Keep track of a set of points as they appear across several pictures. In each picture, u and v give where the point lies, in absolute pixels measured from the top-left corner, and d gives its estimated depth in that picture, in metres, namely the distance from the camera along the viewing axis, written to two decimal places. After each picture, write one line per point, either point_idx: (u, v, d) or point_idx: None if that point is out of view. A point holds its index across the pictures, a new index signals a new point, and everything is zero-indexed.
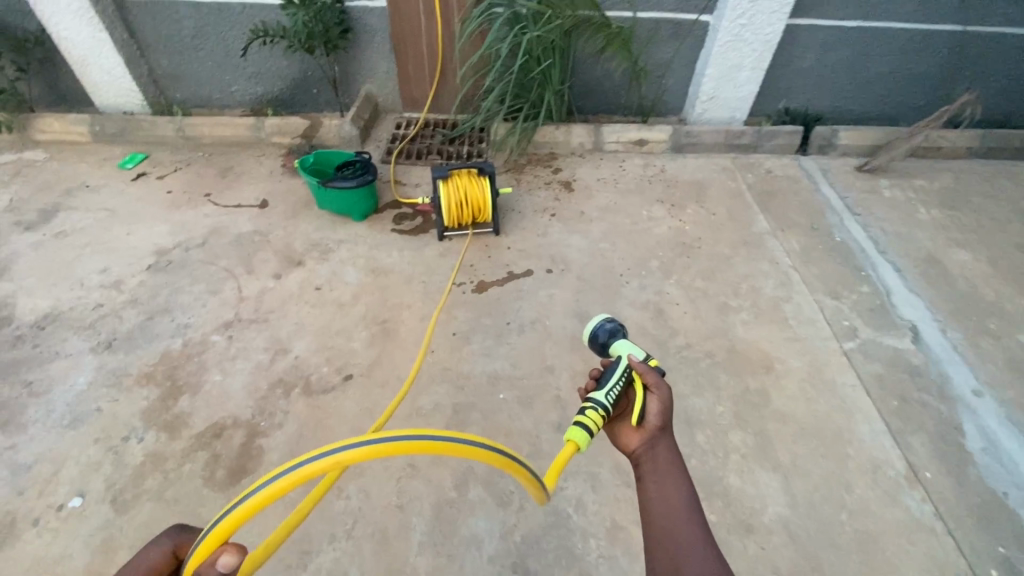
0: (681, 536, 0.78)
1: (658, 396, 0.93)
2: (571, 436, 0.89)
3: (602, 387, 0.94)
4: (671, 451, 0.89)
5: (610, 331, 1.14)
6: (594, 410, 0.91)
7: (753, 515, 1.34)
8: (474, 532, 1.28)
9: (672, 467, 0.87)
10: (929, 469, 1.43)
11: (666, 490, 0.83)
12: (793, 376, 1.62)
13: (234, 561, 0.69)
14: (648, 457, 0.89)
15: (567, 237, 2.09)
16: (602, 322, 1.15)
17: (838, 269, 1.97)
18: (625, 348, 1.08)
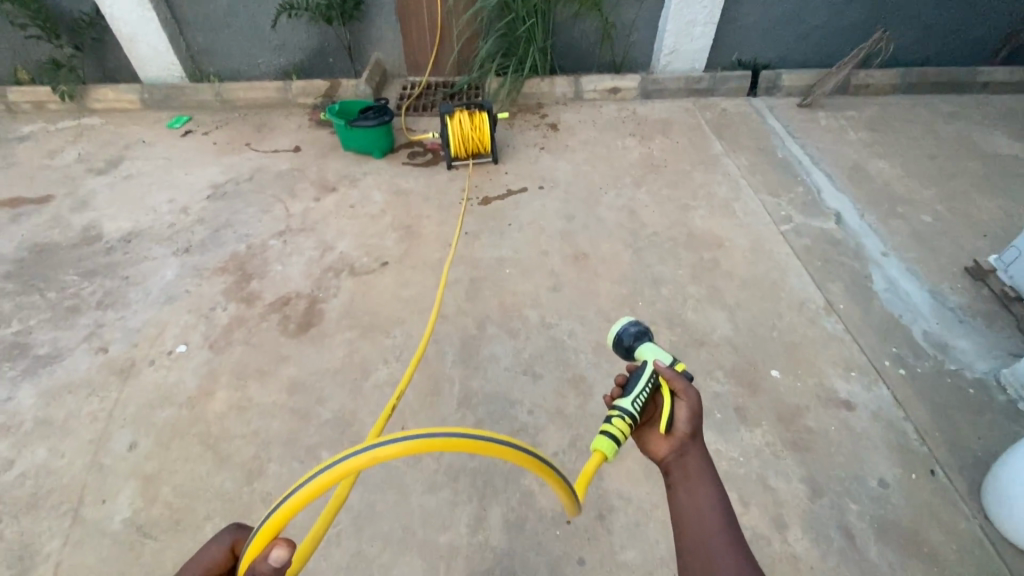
0: (715, 545, 0.77)
1: (686, 403, 0.89)
2: (597, 446, 0.89)
3: (628, 394, 0.92)
4: (702, 459, 0.86)
5: (635, 334, 1.06)
6: (621, 418, 0.89)
7: (705, 335, 1.74)
8: (492, 354, 1.69)
9: (703, 475, 0.84)
10: (842, 302, 1.84)
11: (698, 498, 0.82)
12: (738, 249, 2.04)
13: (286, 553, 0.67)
14: (678, 465, 0.86)
15: (555, 163, 2.49)
16: (627, 324, 1.08)
17: (779, 176, 2.39)
18: (651, 351, 1.02)
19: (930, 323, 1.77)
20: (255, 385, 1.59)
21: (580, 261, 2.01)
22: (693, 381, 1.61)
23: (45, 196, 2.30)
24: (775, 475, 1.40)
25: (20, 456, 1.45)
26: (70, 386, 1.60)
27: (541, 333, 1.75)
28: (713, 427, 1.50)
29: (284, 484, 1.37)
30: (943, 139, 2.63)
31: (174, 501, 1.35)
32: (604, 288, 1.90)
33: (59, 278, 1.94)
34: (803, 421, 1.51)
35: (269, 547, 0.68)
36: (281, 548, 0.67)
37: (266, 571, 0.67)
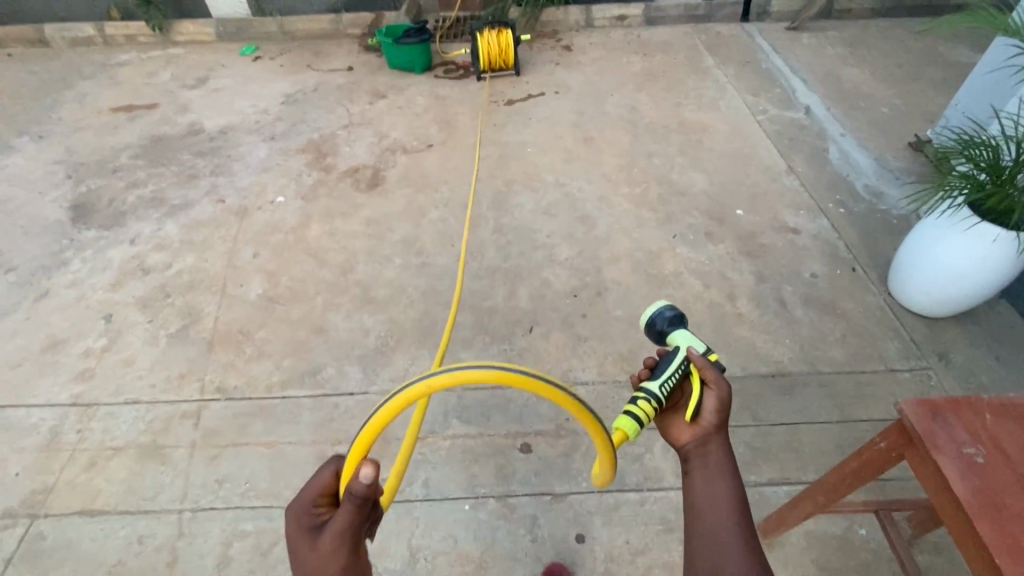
0: (726, 544, 0.71)
1: (716, 393, 0.83)
2: (619, 426, 0.81)
3: (657, 377, 0.85)
4: (725, 452, 0.80)
5: (670, 319, 0.99)
6: (646, 401, 0.82)
7: (687, 189, 2.20)
8: (518, 202, 2.17)
9: (724, 469, 0.79)
10: (801, 167, 2.27)
11: (714, 490, 0.76)
12: (719, 132, 2.48)
13: (372, 471, 0.60)
14: (698, 455, 0.81)
15: (569, 75, 2.93)
16: (664, 306, 1.01)
17: (760, 82, 2.80)
18: (685, 337, 0.94)
19: (870, 179, 2.20)
20: (340, 221, 2.10)
21: (589, 142, 2.46)
22: (673, 217, 2.08)
23: (153, 103, 2.83)
24: (732, 270, 1.87)
25: (176, 261, 1.97)
26: (202, 221, 2.13)
27: (557, 189, 2.23)
28: (687, 244, 1.97)
29: (370, 275, 1.89)
30: (911, 52, 2.99)
31: (292, 284, 1.87)
32: (607, 160, 2.36)
33: (178, 158, 2.46)
34: (758, 240, 1.97)
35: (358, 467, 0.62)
36: (370, 465, 0.61)
37: (359, 490, 0.60)
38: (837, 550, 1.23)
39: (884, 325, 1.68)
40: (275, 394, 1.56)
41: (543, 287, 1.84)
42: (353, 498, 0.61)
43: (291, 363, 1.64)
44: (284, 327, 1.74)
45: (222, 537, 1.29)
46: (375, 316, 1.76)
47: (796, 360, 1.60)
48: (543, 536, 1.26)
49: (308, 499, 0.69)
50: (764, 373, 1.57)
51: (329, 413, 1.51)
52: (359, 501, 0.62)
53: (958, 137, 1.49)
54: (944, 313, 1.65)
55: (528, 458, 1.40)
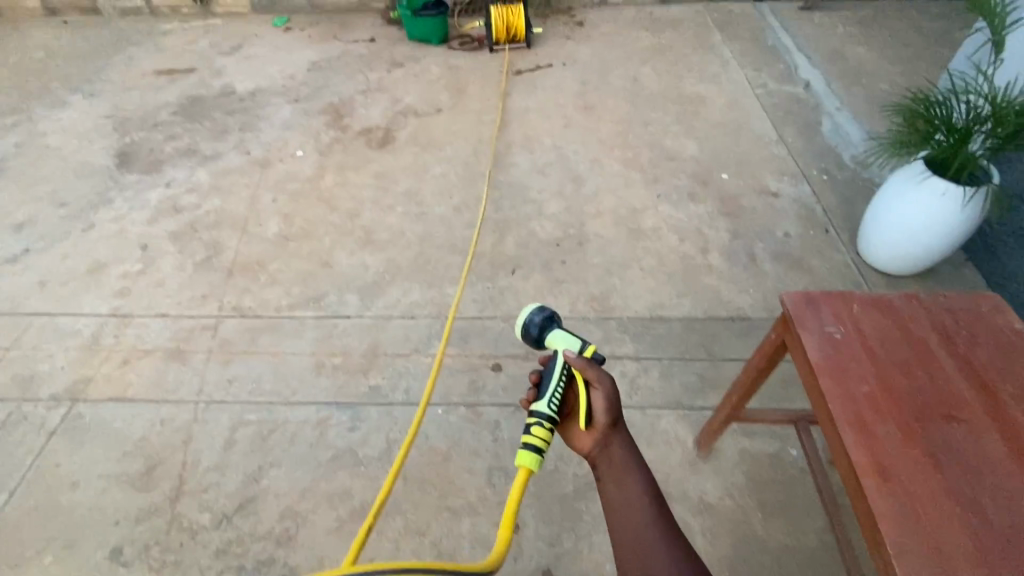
0: (647, 536, 0.86)
1: (602, 393, 0.94)
2: (521, 463, 0.87)
3: (543, 397, 0.92)
4: (624, 446, 0.94)
5: (541, 321, 1.04)
6: (540, 425, 0.89)
7: (677, 154, 2.31)
8: (515, 162, 2.32)
9: (628, 463, 0.93)
10: (791, 138, 2.35)
11: (626, 487, 0.91)
12: (716, 104, 2.56)
13: None
14: (603, 458, 0.94)
15: (578, 48, 3.04)
16: (533, 310, 1.05)
17: (765, 58, 2.86)
18: (560, 339, 1.00)
19: (858, 150, 2.26)
20: (350, 173, 2.30)
21: (589, 110, 2.58)
22: (660, 179, 2.20)
23: (191, 68, 3.08)
24: (708, 227, 1.98)
25: (204, 202, 2.20)
26: (229, 170, 2.35)
27: (553, 151, 2.36)
28: (670, 204, 2.09)
29: (373, 220, 2.08)
30: (922, 33, 2.99)
31: (304, 225, 2.07)
32: (604, 127, 2.48)
33: (211, 116, 2.70)
34: (738, 202, 2.07)
35: None
36: None
37: None
38: (768, 463, 1.36)
39: (847, 281, 1.78)
40: (283, 313, 1.77)
41: (530, 236, 1.99)
42: None
43: (298, 290, 1.84)
44: (294, 260, 1.94)
45: (230, 424, 1.50)
46: (376, 255, 1.95)
47: (757, 307, 1.72)
48: (504, 437, 1.43)
49: None
50: (724, 317, 1.70)
51: (327, 332, 1.70)
52: None
53: (914, 96, 1.58)
54: (906, 270, 1.74)
55: (498, 375, 1.57)
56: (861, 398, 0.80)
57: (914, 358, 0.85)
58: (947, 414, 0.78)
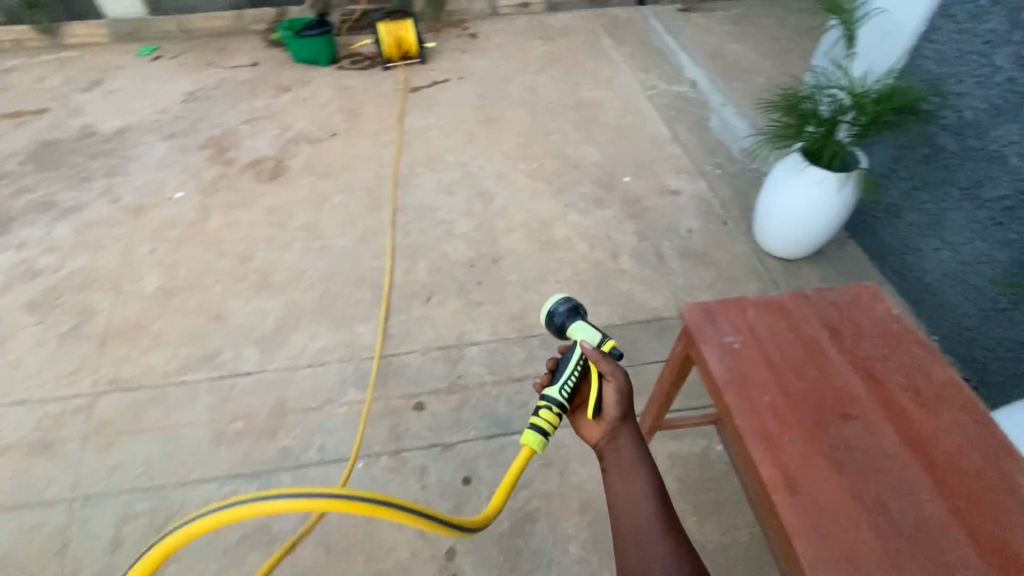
0: (649, 530, 0.83)
1: (613, 383, 0.93)
2: (525, 441, 0.93)
3: (556, 383, 0.97)
4: (632, 439, 0.92)
5: (567, 311, 1.08)
6: (548, 409, 0.94)
7: (580, 161, 2.33)
8: (420, 183, 2.24)
9: (635, 456, 0.91)
10: (683, 135, 2.45)
11: (630, 481, 0.88)
12: (612, 107, 2.63)
13: None
14: (610, 449, 0.92)
15: (473, 61, 3.01)
16: (558, 301, 1.09)
17: (652, 60, 2.97)
18: (581, 330, 1.04)
19: (744, 142, 2.39)
20: (239, 212, 2.11)
21: (489, 123, 2.56)
22: (567, 187, 2.21)
23: (42, 108, 2.73)
24: (617, 231, 2.01)
25: (67, 262, 1.94)
26: (95, 222, 2.09)
27: (458, 168, 2.31)
28: (578, 211, 2.10)
29: (270, 261, 1.92)
30: (788, 28, 3.24)
31: (189, 275, 1.87)
32: (507, 139, 2.46)
33: (70, 161, 2.39)
34: (642, 204, 2.12)
35: None
36: None
37: None
38: (697, 464, 1.38)
39: (748, 270, 1.86)
40: (171, 379, 1.58)
41: (441, 259, 1.92)
42: None
43: (188, 350, 1.65)
44: (181, 316, 1.75)
45: (116, 518, 1.31)
46: (275, 299, 1.79)
47: (670, 306, 1.76)
48: (432, 481, 1.35)
49: None
50: (641, 320, 1.72)
51: (224, 394, 1.54)
52: None
53: (784, 93, 1.68)
54: (796, 253, 1.85)
55: (420, 415, 1.48)
56: (763, 409, 0.81)
57: (807, 357, 0.88)
58: (843, 412, 0.81)
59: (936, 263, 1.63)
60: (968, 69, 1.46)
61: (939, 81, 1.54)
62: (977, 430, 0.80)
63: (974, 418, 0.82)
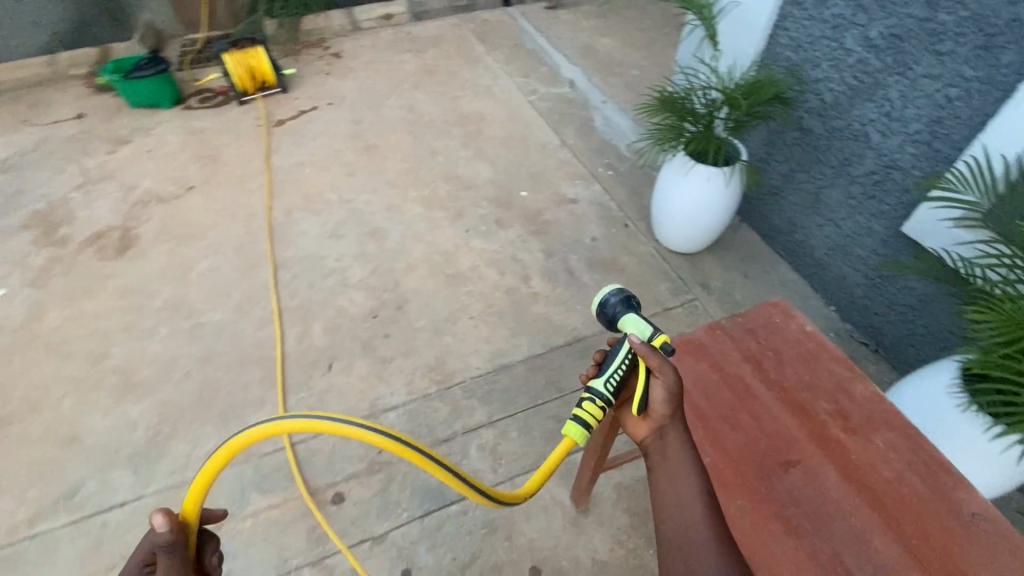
0: (698, 534, 0.76)
1: (661, 380, 0.84)
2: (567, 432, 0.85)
3: (602, 374, 0.88)
4: (680, 439, 0.84)
5: (620, 301, 0.93)
6: (592, 401, 0.87)
7: (473, 180, 2.22)
8: (301, 230, 2.00)
9: (682, 457, 0.83)
10: (572, 139, 2.42)
11: (676, 483, 0.81)
12: (497, 118, 2.53)
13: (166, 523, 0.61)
14: (656, 449, 0.85)
15: (341, 83, 2.77)
16: (611, 290, 0.95)
17: (528, 62, 2.91)
18: (632, 322, 0.91)
19: (631, 139, 2.41)
20: (83, 301, 1.77)
21: (370, 152, 2.36)
22: (464, 211, 2.08)
23: None
24: (523, 252, 1.93)
25: None
26: None
27: (342, 206, 2.10)
28: (480, 236, 1.99)
29: (131, 356, 1.62)
30: (652, 17, 3.31)
31: (27, 394, 1.54)
32: (391, 166, 2.28)
33: None
34: (542, 218, 2.05)
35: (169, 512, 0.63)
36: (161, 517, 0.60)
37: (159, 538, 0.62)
38: (642, 493, 1.34)
39: (657, 270, 1.86)
40: (21, 535, 1.29)
41: (339, 316, 1.72)
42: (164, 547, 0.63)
43: (37, 492, 1.35)
44: (23, 450, 1.43)
45: None
46: (143, 403, 1.52)
47: (588, 324, 1.70)
48: None
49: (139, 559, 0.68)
50: (562, 344, 1.65)
51: (96, 539, 1.28)
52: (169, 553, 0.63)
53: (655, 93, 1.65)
54: (696, 247, 1.87)
55: (342, 508, 1.31)
56: (712, 474, 0.85)
57: (738, 404, 0.92)
58: (784, 460, 0.86)
59: (822, 238, 1.71)
60: (822, 53, 1.52)
61: (797, 67, 1.60)
62: (910, 450, 0.87)
63: (905, 437, 0.88)
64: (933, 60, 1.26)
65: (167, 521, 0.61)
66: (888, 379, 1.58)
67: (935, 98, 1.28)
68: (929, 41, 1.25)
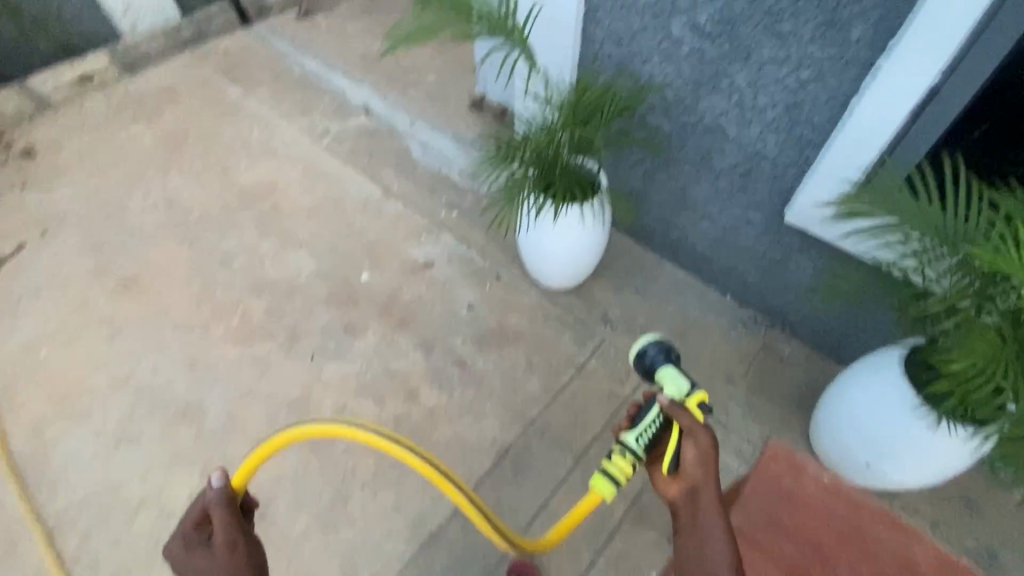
0: None
1: (694, 445, 0.89)
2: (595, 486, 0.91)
3: (636, 429, 0.89)
4: (712, 507, 0.86)
5: (656, 354, 0.99)
6: (624, 456, 0.90)
7: (294, 281, 1.71)
8: (71, 453, 1.40)
9: (716, 525, 0.84)
10: (395, 183, 2.01)
11: (709, 551, 0.82)
12: (292, 183, 2.00)
13: (225, 478, 0.84)
14: (687, 510, 0.87)
15: (50, 194, 1.96)
16: (649, 342, 1.02)
17: (304, 94, 2.32)
18: (672, 378, 0.96)
19: (461, 163, 2.07)
20: None
21: (132, 288, 1.70)
22: (298, 330, 1.59)
23: None
24: (394, 359, 1.53)
25: None
26: None
27: (121, 391, 1.49)
28: (332, 358, 1.54)
29: None
30: None
31: None
32: (172, 300, 1.67)
33: None
34: (400, 301, 1.66)
35: (225, 474, 0.85)
36: (223, 474, 0.84)
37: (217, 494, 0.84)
38: None
39: (552, 321, 1.61)
40: None
41: None
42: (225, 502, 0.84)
43: None
44: None
45: None
46: None
47: (505, 426, 1.42)
48: None
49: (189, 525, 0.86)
50: (488, 470, 1.36)
51: None
52: (228, 507, 0.84)
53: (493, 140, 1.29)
54: (569, 284, 1.63)
55: None
56: None
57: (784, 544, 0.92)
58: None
59: (700, 234, 1.59)
60: (648, 46, 1.32)
61: (625, 63, 1.39)
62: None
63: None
64: (776, 42, 1.11)
65: (222, 479, 0.84)
66: (805, 356, 1.55)
67: (786, 82, 1.15)
68: (766, 22, 1.10)
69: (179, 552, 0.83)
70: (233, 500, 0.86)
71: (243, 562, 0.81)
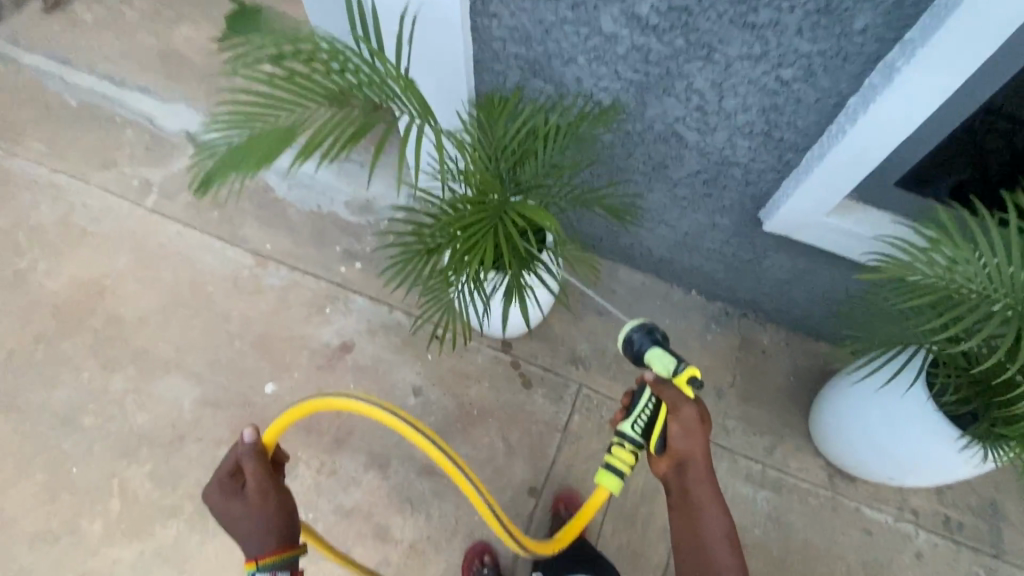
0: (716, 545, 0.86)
1: (684, 421, 0.83)
2: (602, 481, 0.84)
3: (629, 417, 0.85)
4: (700, 469, 0.87)
5: (642, 338, 0.90)
6: (621, 447, 0.84)
7: (178, 424, 1.31)
8: None
9: (705, 479, 0.87)
10: (266, 241, 1.51)
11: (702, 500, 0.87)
12: (124, 277, 1.47)
13: (254, 432, 0.86)
14: (676, 478, 0.88)
15: None
16: (634, 325, 0.91)
17: (95, 134, 1.66)
18: (658, 358, 0.86)
19: (344, 191, 1.58)
20: None
21: None
22: (208, 489, 1.26)
23: None
24: (344, 492, 1.24)
25: None
26: None
27: None
28: None
29: None
30: None
31: None
32: (16, 502, 1.24)
33: None
34: None
35: (253, 429, 0.87)
36: (253, 430, 0.86)
37: (247, 447, 0.86)
38: None
39: (516, 382, 1.37)
40: None
41: None
42: (253, 453, 0.87)
43: None
44: None
45: None
46: None
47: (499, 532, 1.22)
48: None
49: (225, 472, 0.89)
50: None
51: None
52: (257, 456, 0.87)
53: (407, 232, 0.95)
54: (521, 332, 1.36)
55: None
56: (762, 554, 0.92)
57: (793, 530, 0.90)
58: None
59: (657, 240, 1.36)
60: (570, 44, 0.96)
61: (539, 65, 1.02)
62: None
63: None
64: (749, 36, 0.83)
65: (253, 435, 0.86)
66: (783, 341, 1.44)
67: (762, 83, 0.89)
68: (733, 10, 0.81)
69: (217, 498, 0.87)
70: (264, 453, 0.88)
71: (278, 507, 0.86)
